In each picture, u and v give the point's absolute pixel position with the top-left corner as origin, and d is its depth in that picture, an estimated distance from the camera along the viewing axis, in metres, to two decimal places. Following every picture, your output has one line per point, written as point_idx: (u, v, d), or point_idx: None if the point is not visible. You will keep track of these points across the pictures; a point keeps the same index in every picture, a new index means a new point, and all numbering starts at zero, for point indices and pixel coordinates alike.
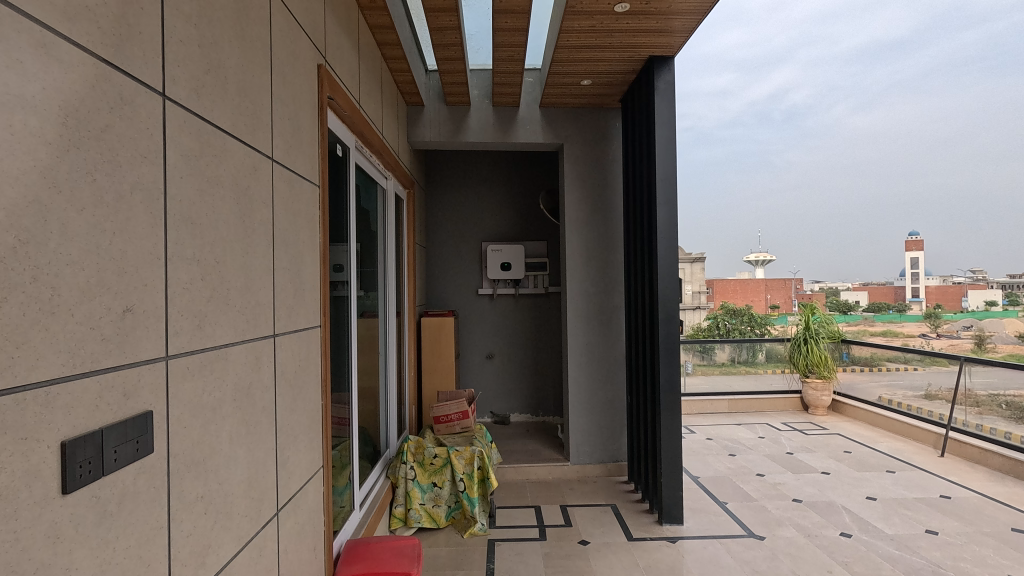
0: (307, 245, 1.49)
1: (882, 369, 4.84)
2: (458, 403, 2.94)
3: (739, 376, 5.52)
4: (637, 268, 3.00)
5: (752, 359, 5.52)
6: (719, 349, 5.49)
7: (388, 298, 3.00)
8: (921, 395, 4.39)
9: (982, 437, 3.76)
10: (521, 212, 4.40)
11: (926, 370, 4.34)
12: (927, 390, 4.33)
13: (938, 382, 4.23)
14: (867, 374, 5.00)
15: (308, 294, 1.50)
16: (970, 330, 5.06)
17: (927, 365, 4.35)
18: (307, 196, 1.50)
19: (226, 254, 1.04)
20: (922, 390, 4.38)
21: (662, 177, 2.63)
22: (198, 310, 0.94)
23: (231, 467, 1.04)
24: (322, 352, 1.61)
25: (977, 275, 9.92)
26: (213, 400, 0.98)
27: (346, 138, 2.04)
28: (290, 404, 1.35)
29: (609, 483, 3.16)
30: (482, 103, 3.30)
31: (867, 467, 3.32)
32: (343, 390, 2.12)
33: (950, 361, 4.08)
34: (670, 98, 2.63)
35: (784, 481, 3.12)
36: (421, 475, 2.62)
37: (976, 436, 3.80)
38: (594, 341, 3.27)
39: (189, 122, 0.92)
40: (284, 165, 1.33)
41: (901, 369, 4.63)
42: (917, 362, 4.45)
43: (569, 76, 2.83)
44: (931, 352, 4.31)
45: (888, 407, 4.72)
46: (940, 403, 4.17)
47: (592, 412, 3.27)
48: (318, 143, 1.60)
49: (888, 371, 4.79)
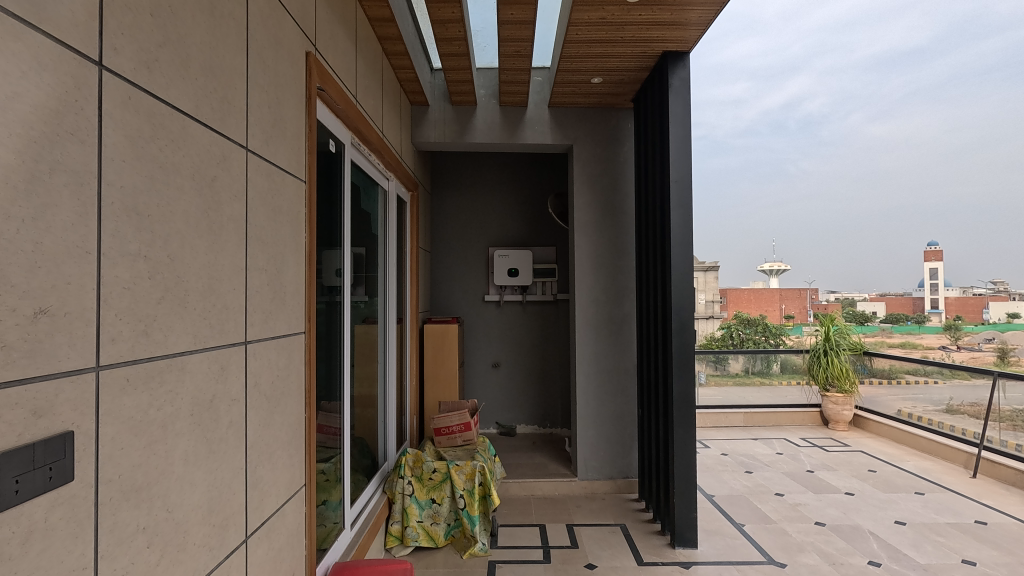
0: (289, 242, 1.38)
1: (900, 383, 4.71)
2: (459, 415, 2.80)
3: (753, 388, 5.34)
4: (648, 276, 2.86)
5: (767, 370, 5.36)
6: (732, 359, 5.34)
7: (389, 303, 2.88)
8: (942, 410, 4.27)
9: (1006, 454, 3.65)
10: (529, 216, 4.29)
11: (947, 383, 4.21)
12: (949, 404, 4.20)
13: (959, 396, 4.10)
14: (886, 387, 4.85)
15: (291, 297, 1.39)
16: (993, 343, 4.74)
17: (948, 378, 4.22)
18: (290, 191, 1.39)
19: (185, 252, 0.92)
20: (942, 404, 4.26)
21: (676, 180, 2.49)
22: (146, 313, 0.82)
23: (187, 492, 0.92)
24: (308, 360, 1.49)
25: (1000, 288, 9.43)
26: (164, 417, 0.86)
27: (340, 133, 1.93)
28: (265, 419, 1.23)
29: (619, 501, 3.00)
30: (488, 102, 3.19)
31: (894, 489, 3.12)
32: (335, 399, 2.00)
33: (973, 375, 3.95)
34: (684, 96, 2.49)
35: (805, 502, 2.93)
36: (419, 491, 2.49)
37: (1002, 454, 3.67)
38: (603, 351, 3.13)
39: (136, 100, 0.81)
40: (261, 156, 1.22)
41: (922, 383, 4.51)
42: (938, 375, 4.31)
43: (579, 73, 2.71)
44: (951, 363, 4.18)
45: (908, 421, 4.60)
46: (962, 416, 4.03)
47: (601, 426, 3.12)
48: (304, 135, 1.49)
49: (906, 385, 4.68)
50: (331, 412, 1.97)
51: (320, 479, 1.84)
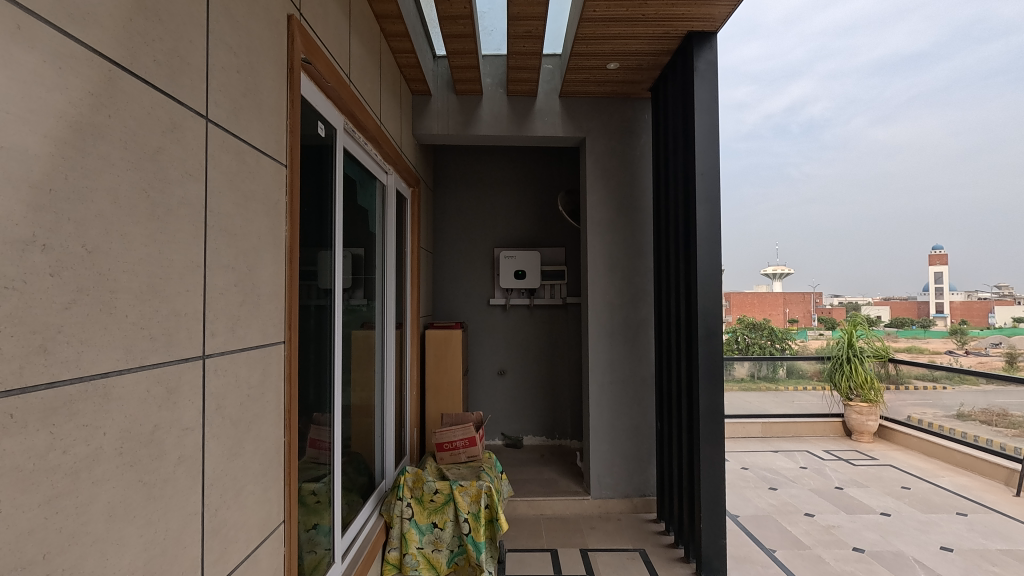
0: (266, 235, 1.17)
1: (909, 387, 4.72)
2: (464, 428, 2.60)
3: (759, 393, 5.16)
4: (669, 279, 2.64)
5: (773, 375, 5.18)
6: (737, 362, 5.23)
7: (387, 306, 2.66)
8: (953, 416, 4.31)
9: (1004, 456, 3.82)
10: (536, 215, 4.07)
11: (956, 389, 4.32)
12: (959, 410, 4.27)
13: (971, 401, 4.20)
14: (893, 393, 4.85)
15: (268, 300, 1.18)
16: (999, 347, 4.41)
17: (955, 384, 4.35)
18: (267, 176, 1.17)
19: (114, 243, 0.71)
20: (953, 410, 4.31)
21: (702, 173, 2.28)
22: (45, 322, 0.61)
23: (113, 557, 0.70)
24: (288, 375, 1.28)
25: (1003, 287, 6.45)
26: (76, 460, 0.64)
27: (331, 116, 1.71)
28: (230, 449, 1.01)
29: (635, 522, 2.77)
30: (495, 92, 2.98)
31: (933, 509, 2.88)
32: (326, 413, 1.79)
33: (979, 380, 4.15)
34: (711, 80, 2.27)
35: (839, 524, 2.69)
36: (419, 514, 2.26)
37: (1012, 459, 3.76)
38: (618, 359, 2.91)
39: (34, 32, 0.59)
40: (226, 129, 1.00)
41: (929, 388, 4.55)
42: (944, 381, 4.44)
43: (594, 58, 2.50)
44: (958, 369, 4.33)
45: (918, 427, 4.59)
46: (973, 423, 4.12)
47: (617, 440, 2.90)
48: (285, 112, 1.27)
49: (916, 390, 4.67)
50: (323, 427, 1.76)
51: (310, 502, 1.66)
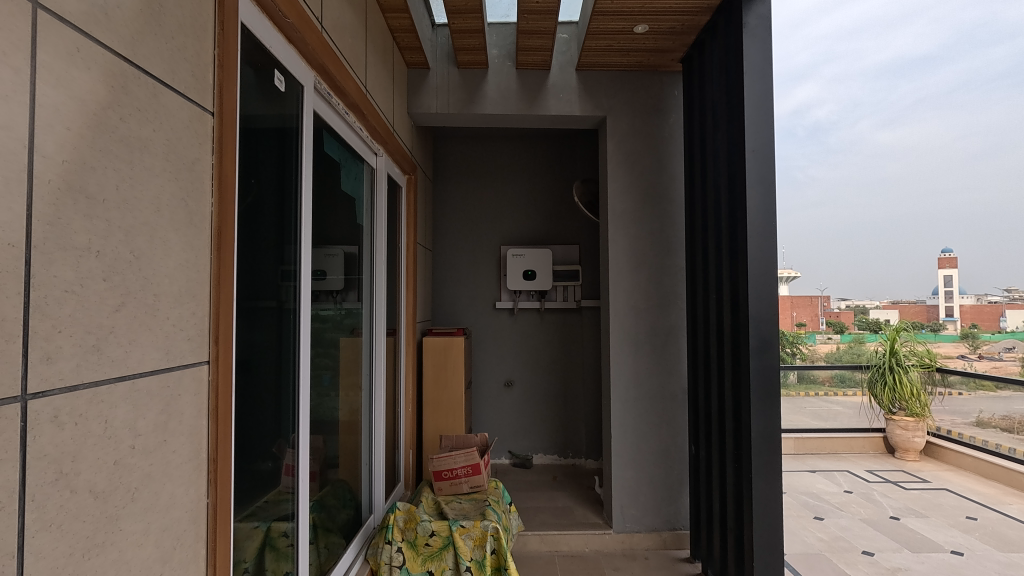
0: (171, 207, 0.79)
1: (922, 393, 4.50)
2: (467, 454, 2.23)
3: None
4: (707, 281, 2.27)
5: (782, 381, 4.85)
6: None
7: (378, 309, 2.28)
8: (971, 423, 4.21)
9: None
10: (548, 209, 3.71)
11: (972, 395, 4.21)
12: (978, 416, 4.16)
13: (989, 408, 4.11)
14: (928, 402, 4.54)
15: (171, 307, 0.80)
16: (1015, 351, 4.20)
17: (971, 390, 4.23)
18: (174, 123, 0.80)
19: None
20: (972, 417, 4.20)
21: (753, 151, 1.89)
22: None
23: None
24: (210, 407, 0.90)
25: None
26: None
27: (293, 68, 1.35)
28: (88, 539, 0.63)
29: (665, 562, 2.37)
30: (502, 64, 2.61)
31: (1010, 546, 2.47)
32: (296, 432, 1.42)
33: (999, 386, 4.06)
34: (763, 39, 1.90)
35: (907, 567, 2.29)
36: (412, 562, 1.87)
37: None
38: (645, 371, 2.52)
39: None
40: (80, 30, 0.63)
41: (942, 394, 4.39)
42: (959, 386, 4.31)
43: (620, 22, 2.13)
44: (974, 374, 4.21)
45: (937, 434, 4.44)
46: (995, 430, 4.03)
47: (644, 464, 2.51)
48: (209, 39, 0.90)
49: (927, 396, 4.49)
50: (297, 449, 1.43)
51: (282, 545, 1.35)
